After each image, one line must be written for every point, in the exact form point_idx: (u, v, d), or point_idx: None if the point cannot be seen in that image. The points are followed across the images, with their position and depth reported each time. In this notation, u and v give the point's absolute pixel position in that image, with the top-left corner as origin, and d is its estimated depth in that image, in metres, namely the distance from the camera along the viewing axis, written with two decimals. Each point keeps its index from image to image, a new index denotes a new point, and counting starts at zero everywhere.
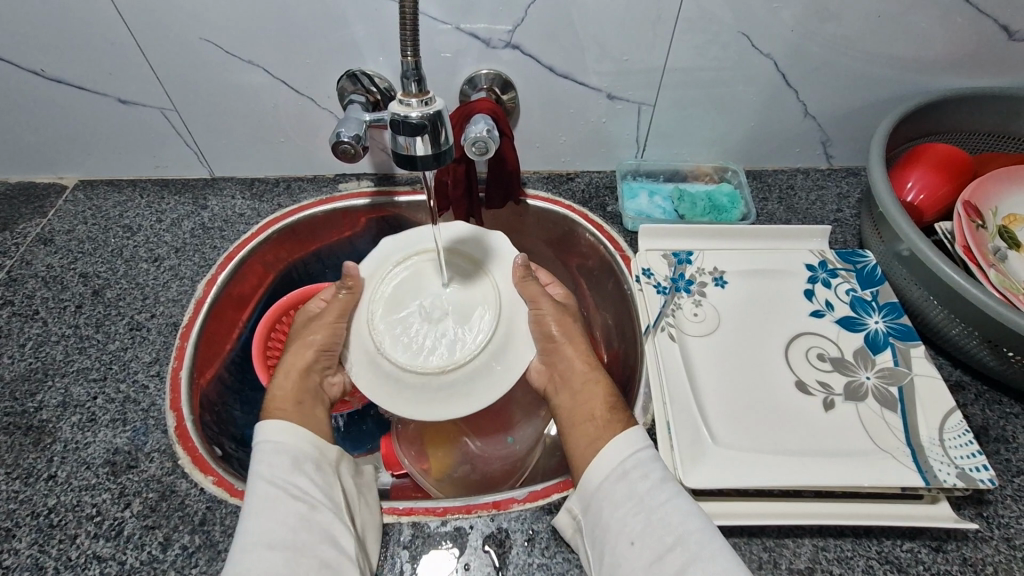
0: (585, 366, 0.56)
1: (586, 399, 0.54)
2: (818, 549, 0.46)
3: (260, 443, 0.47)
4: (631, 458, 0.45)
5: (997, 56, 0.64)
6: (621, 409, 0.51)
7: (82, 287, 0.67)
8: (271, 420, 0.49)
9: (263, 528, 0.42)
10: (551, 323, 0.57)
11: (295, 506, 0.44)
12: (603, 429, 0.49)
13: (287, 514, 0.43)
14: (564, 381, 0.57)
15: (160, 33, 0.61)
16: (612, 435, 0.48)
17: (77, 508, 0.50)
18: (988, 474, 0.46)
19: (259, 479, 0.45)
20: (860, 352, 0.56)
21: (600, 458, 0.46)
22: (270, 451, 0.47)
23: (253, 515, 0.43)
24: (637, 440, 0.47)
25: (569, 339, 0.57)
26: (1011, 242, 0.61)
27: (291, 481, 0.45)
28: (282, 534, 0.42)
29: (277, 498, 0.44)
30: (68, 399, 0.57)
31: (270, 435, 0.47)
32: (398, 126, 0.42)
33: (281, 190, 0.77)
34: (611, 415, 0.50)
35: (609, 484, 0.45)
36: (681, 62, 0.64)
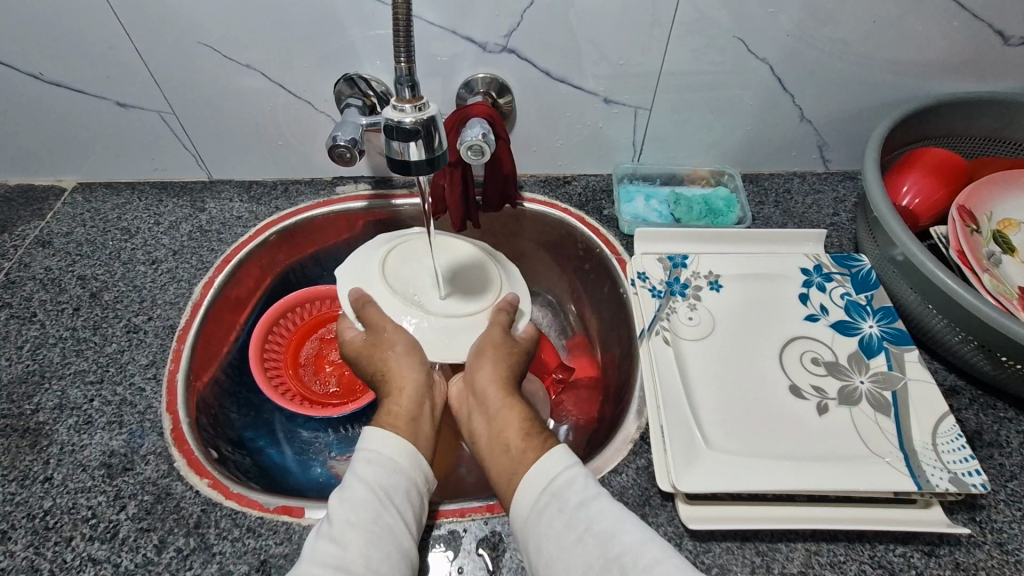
0: (500, 392, 0.53)
1: (502, 426, 0.51)
2: (811, 553, 0.46)
3: (370, 458, 0.47)
4: (549, 488, 0.45)
5: (992, 61, 0.64)
6: (538, 437, 0.49)
7: (79, 290, 0.67)
8: (386, 435, 0.48)
9: (366, 552, 0.41)
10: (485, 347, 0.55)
11: (398, 535, 0.43)
12: (519, 461, 0.48)
13: (389, 542, 0.43)
14: (478, 402, 0.55)
15: (158, 37, 0.61)
16: (533, 461, 0.47)
17: (72, 510, 0.50)
18: (981, 479, 0.46)
19: (369, 496, 0.44)
20: (854, 356, 0.56)
21: (521, 490, 0.45)
22: (381, 468, 0.46)
23: (358, 535, 0.42)
24: (557, 464, 0.46)
25: (490, 360, 0.55)
26: (1005, 246, 0.61)
27: (394, 505, 0.45)
28: (383, 562, 0.41)
29: (384, 523, 0.43)
30: (65, 402, 0.57)
31: (384, 449, 0.47)
32: (391, 132, 0.43)
33: (278, 193, 0.77)
34: (526, 443, 0.49)
35: (534, 515, 0.44)
36: (677, 67, 0.64)
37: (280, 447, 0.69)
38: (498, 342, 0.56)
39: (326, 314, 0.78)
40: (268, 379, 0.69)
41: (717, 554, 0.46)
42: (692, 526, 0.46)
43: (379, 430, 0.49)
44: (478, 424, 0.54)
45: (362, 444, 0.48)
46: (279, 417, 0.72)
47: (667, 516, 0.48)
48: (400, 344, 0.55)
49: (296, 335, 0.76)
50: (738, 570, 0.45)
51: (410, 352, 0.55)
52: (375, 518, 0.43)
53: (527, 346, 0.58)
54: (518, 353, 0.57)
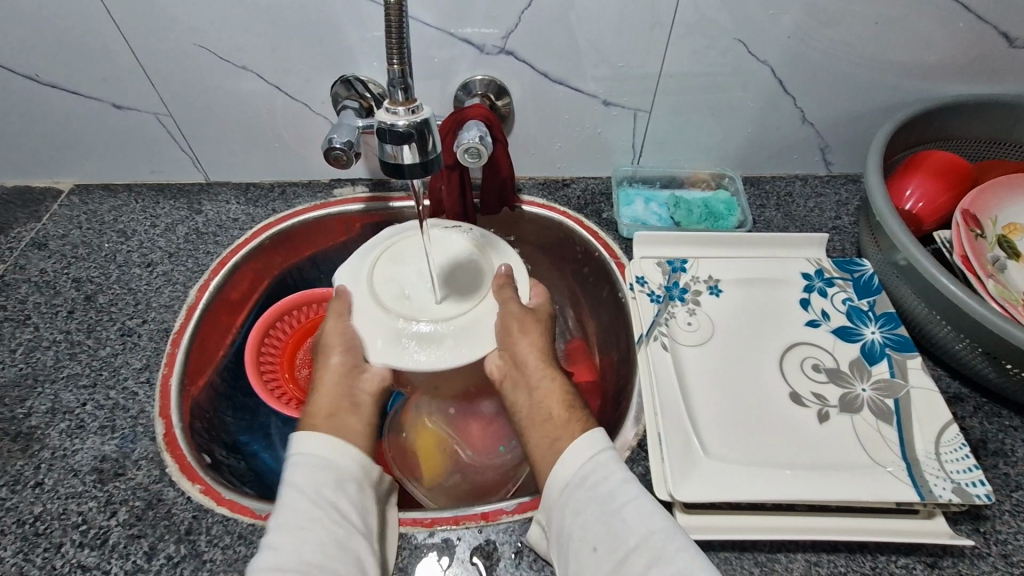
0: (539, 361, 0.54)
1: (544, 396, 0.52)
2: (811, 564, 0.45)
3: (299, 461, 0.46)
4: (593, 459, 0.45)
5: (997, 63, 0.63)
6: (579, 409, 0.50)
7: (74, 292, 0.66)
8: (311, 436, 0.47)
9: (298, 551, 0.41)
10: (513, 325, 0.56)
11: (330, 527, 0.42)
12: (563, 428, 0.49)
13: (322, 536, 0.42)
14: (519, 375, 0.55)
15: (155, 39, 0.61)
16: (570, 441, 0.47)
17: (63, 516, 0.50)
18: (985, 489, 0.45)
19: (299, 497, 0.43)
20: (856, 363, 0.56)
21: (559, 465, 0.45)
22: (309, 467, 0.45)
23: (290, 535, 0.42)
24: (589, 445, 0.46)
25: (521, 334, 0.56)
26: (1010, 251, 0.60)
27: (327, 500, 0.44)
28: (317, 557, 0.41)
29: (316, 519, 0.42)
30: (57, 406, 0.57)
31: (312, 449, 0.46)
32: (384, 135, 0.42)
33: (275, 195, 0.77)
34: (569, 415, 0.50)
35: (572, 486, 0.44)
36: (677, 68, 0.63)
37: (275, 451, 0.69)
38: (521, 316, 0.57)
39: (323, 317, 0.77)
40: (264, 383, 0.69)
41: (716, 564, 0.45)
42: (689, 536, 0.45)
43: (303, 430, 0.48)
44: (518, 395, 0.54)
45: (291, 450, 0.47)
46: (275, 420, 0.71)
47: None
48: (334, 344, 0.56)
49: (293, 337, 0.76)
50: None
51: (348, 352, 0.55)
52: (304, 517, 0.42)
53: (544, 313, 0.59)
54: (542, 323, 0.58)
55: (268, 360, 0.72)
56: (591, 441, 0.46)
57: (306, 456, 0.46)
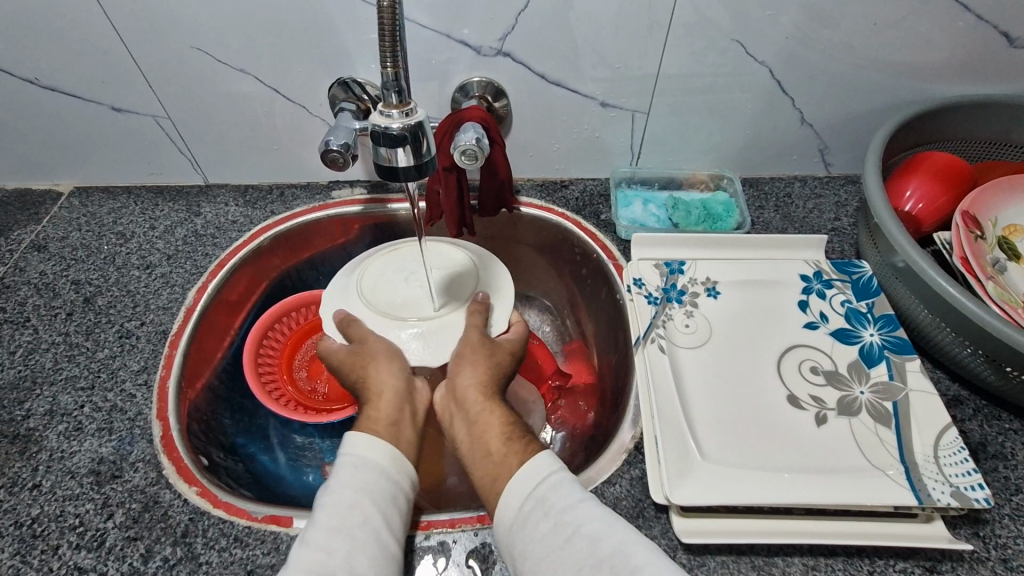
0: (478, 395, 0.54)
1: (484, 428, 0.51)
2: (808, 568, 0.45)
3: (361, 463, 0.46)
4: (534, 494, 0.44)
5: (998, 63, 0.63)
6: (518, 440, 0.49)
7: (74, 294, 0.67)
8: (368, 440, 0.48)
9: (349, 555, 0.40)
10: (467, 354, 0.56)
11: (384, 538, 0.42)
12: (501, 463, 0.47)
13: (374, 546, 0.41)
14: (460, 407, 0.54)
15: (152, 41, 0.61)
16: (519, 463, 0.46)
17: (60, 518, 0.50)
18: (983, 493, 0.45)
19: (357, 501, 0.43)
20: (854, 366, 0.55)
21: (505, 496, 0.44)
22: (371, 472, 0.46)
23: (340, 538, 0.41)
24: (542, 468, 0.45)
25: (469, 362, 0.55)
26: (1010, 253, 0.60)
27: (384, 510, 0.44)
28: (368, 566, 0.40)
29: (371, 527, 0.42)
30: (56, 408, 0.57)
31: (375, 454, 0.47)
32: (378, 138, 0.42)
33: (274, 197, 0.77)
34: (508, 449, 0.48)
35: (518, 524, 0.43)
36: (675, 69, 0.63)
37: (273, 453, 0.69)
38: (478, 343, 0.57)
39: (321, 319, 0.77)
40: (262, 385, 0.69)
41: (712, 567, 0.45)
42: (686, 540, 0.45)
43: (364, 434, 0.48)
44: (458, 429, 0.53)
45: (345, 450, 0.47)
46: (273, 422, 0.71)
47: (662, 528, 0.48)
48: (380, 352, 0.56)
49: (291, 339, 0.76)
50: None
51: (391, 358, 0.56)
52: (360, 523, 0.42)
53: (506, 348, 0.58)
54: (497, 355, 0.57)
55: (266, 362, 0.72)
56: (535, 469, 0.45)
57: (362, 461, 0.46)
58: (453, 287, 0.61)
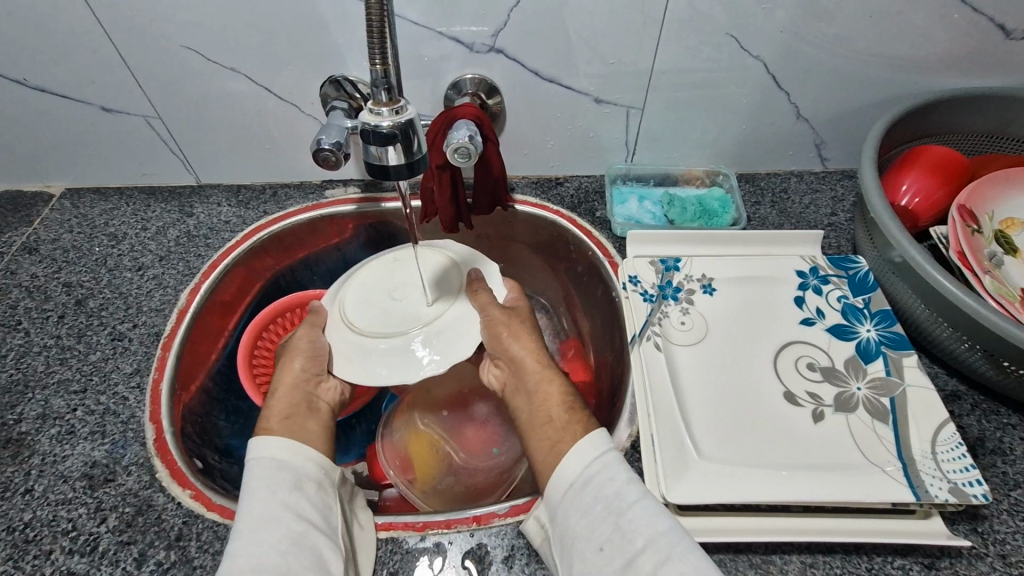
0: (536, 364, 0.54)
1: (544, 397, 0.52)
2: (806, 566, 0.45)
3: (255, 463, 0.45)
4: (582, 474, 0.43)
5: (994, 55, 0.63)
6: (578, 410, 0.49)
7: (65, 297, 0.66)
8: (269, 438, 0.46)
9: (255, 551, 0.40)
10: (502, 326, 0.55)
11: (287, 525, 0.42)
12: (563, 431, 0.48)
13: (278, 534, 0.41)
14: (518, 379, 0.55)
15: (143, 41, 0.61)
16: (575, 437, 0.46)
17: (52, 523, 0.49)
18: (982, 489, 0.45)
19: (255, 498, 0.42)
20: (851, 362, 0.55)
21: (564, 463, 0.44)
22: (267, 467, 0.45)
23: (246, 538, 0.40)
24: (595, 446, 0.45)
25: (511, 333, 0.55)
26: (1008, 247, 0.59)
27: (286, 499, 0.43)
28: (275, 555, 0.40)
29: (273, 517, 0.42)
30: (47, 411, 0.56)
31: (268, 450, 0.46)
32: (368, 136, 0.42)
33: (267, 197, 0.76)
34: (569, 417, 0.49)
35: (567, 496, 0.43)
36: (670, 64, 0.63)
37: None
38: (511, 313, 0.57)
39: None
40: (257, 386, 0.68)
41: None
42: None
43: (259, 435, 0.47)
44: (519, 402, 0.54)
45: (246, 455, 0.46)
46: None
47: None
48: (302, 348, 0.56)
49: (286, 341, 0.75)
50: None
51: (310, 355, 0.55)
52: (263, 518, 0.41)
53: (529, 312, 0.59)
54: (531, 323, 0.58)
55: (261, 363, 0.71)
56: (595, 442, 0.45)
57: (260, 458, 0.45)
58: (441, 280, 0.58)
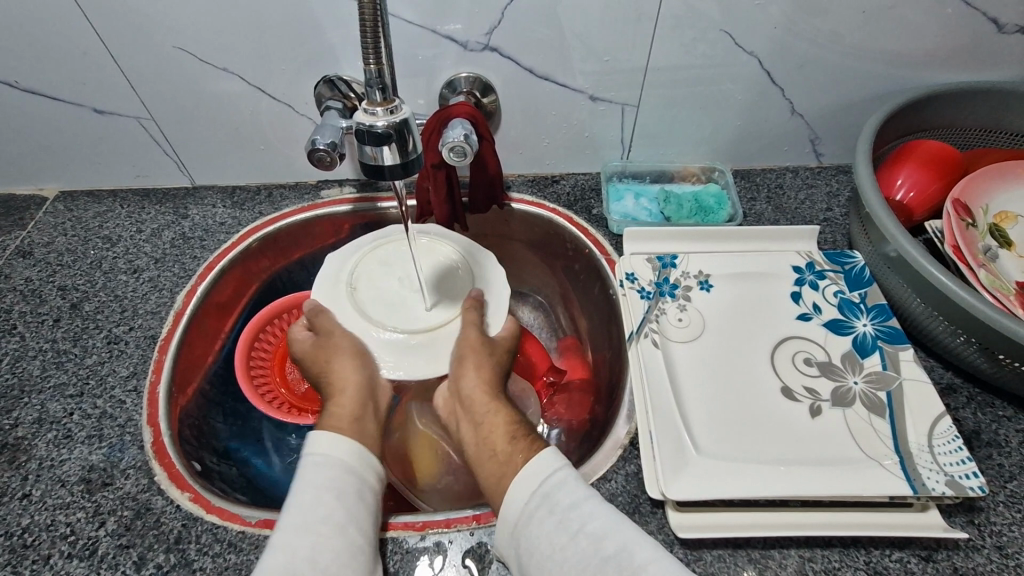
0: (485, 398, 0.53)
1: (490, 428, 0.50)
2: (804, 560, 0.45)
3: (323, 462, 0.47)
4: (540, 491, 0.43)
5: (987, 49, 0.63)
6: (522, 438, 0.48)
7: (60, 301, 0.66)
8: (335, 440, 0.48)
9: (314, 551, 0.41)
10: (471, 355, 0.55)
11: (350, 532, 0.43)
12: (507, 464, 0.47)
13: (338, 540, 0.42)
14: (467, 410, 0.53)
15: (135, 42, 0.60)
16: (526, 458, 0.46)
17: (51, 528, 0.49)
18: (978, 481, 0.45)
19: (319, 499, 0.44)
20: (848, 356, 0.55)
21: (515, 488, 0.44)
22: (335, 471, 0.46)
23: (303, 537, 0.41)
24: (553, 465, 0.45)
25: (473, 365, 0.54)
26: (1002, 240, 0.60)
27: (348, 505, 0.44)
28: (334, 560, 0.41)
29: (337, 522, 0.43)
30: (44, 415, 0.56)
31: (335, 452, 0.47)
32: (363, 136, 0.42)
33: (262, 198, 0.76)
34: (513, 447, 0.48)
35: (525, 519, 0.43)
36: (664, 61, 0.63)
37: (267, 456, 0.68)
38: (477, 345, 0.55)
39: None
40: (255, 388, 0.68)
41: (709, 562, 0.45)
42: (682, 535, 0.45)
43: (331, 435, 0.48)
44: (465, 431, 0.52)
45: (313, 453, 0.47)
46: (267, 425, 0.71)
47: (658, 523, 0.47)
48: (348, 348, 0.56)
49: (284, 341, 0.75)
50: None
51: (358, 353, 0.56)
52: (325, 519, 0.42)
53: (502, 345, 0.57)
54: (496, 356, 0.56)
55: (258, 364, 0.71)
56: (540, 465, 0.45)
57: (326, 461, 0.47)
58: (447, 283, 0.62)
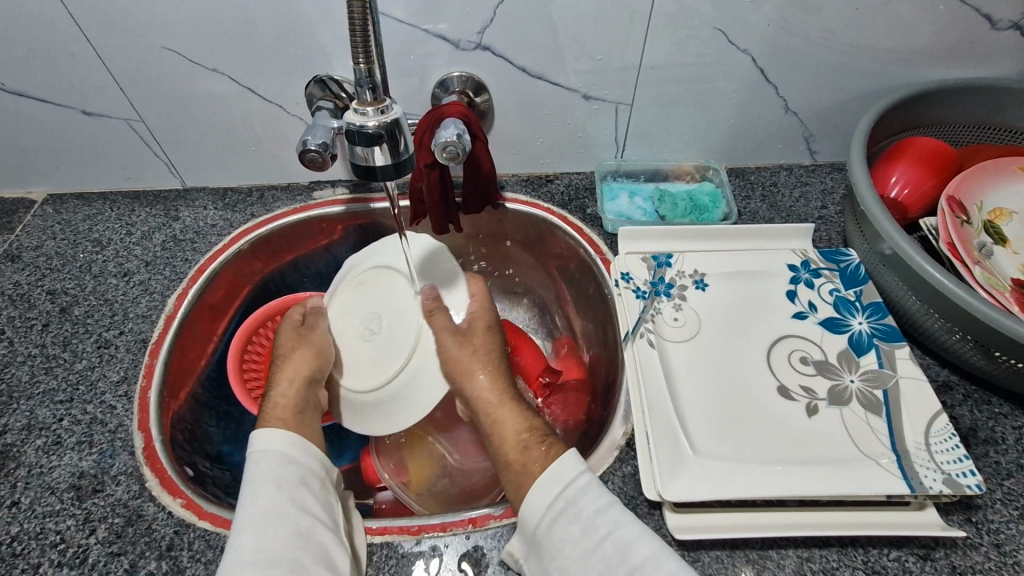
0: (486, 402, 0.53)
1: (501, 437, 0.50)
2: (802, 560, 0.45)
3: (260, 457, 0.46)
4: (562, 496, 0.43)
5: (981, 45, 0.63)
6: (537, 445, 0.47)
7: (49, 305, 0.65)
8: (271, 433, 0.47)
9: (262, 542, 0.41)
10: (460, 363, 0.55)
11: (295, 520, 0.43)
12: (522, 473, 0.46)
13: (286, 529, 0.42)
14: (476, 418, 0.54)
15: (123, 42, 0.59)
16: (544, 465, 0.46)
17: (40, 536, 0.48)
18: (975, 479, 0.45)
19: (263, 493, 0.44)
20: (844, 355, 0.55)
21: (532, 496, 0.44)
22: (272, 462, 0.46)
23: (249, 532, 0.41)
24: (552, 471, 0.44)
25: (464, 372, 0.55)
26: (997, 237, 0.59)
27: (291, 492, 0.44)
28: (283, 549, 0.41)
29: (280, 510, 0.43)
30: (33, 422, 0.56)
31: (273, 445, 0.47)
32: (353, 136, 0.42)
33: (254, 199, 0.75)
34: (527, 456, 0.47)
35: (546, 525, 0.42)
36: (658, 60, 0.62)
37: None
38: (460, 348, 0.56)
39: None
40: (248, 391, 0.68)
41: (707, 563, 0.45)
42: (679, 536, 0.45)
43: (264, 429, 0.48)
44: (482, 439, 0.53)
45: (250, 449, 0.47)
46: None
47: (655, 525, 0.47)
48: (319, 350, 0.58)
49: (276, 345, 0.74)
50: None
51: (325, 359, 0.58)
52: (268, 511, 0.43)
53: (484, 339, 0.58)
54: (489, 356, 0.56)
55: (251, 368, 0.71)
56: (562, 470, 0.44)
57: (263, 454, 0.46)
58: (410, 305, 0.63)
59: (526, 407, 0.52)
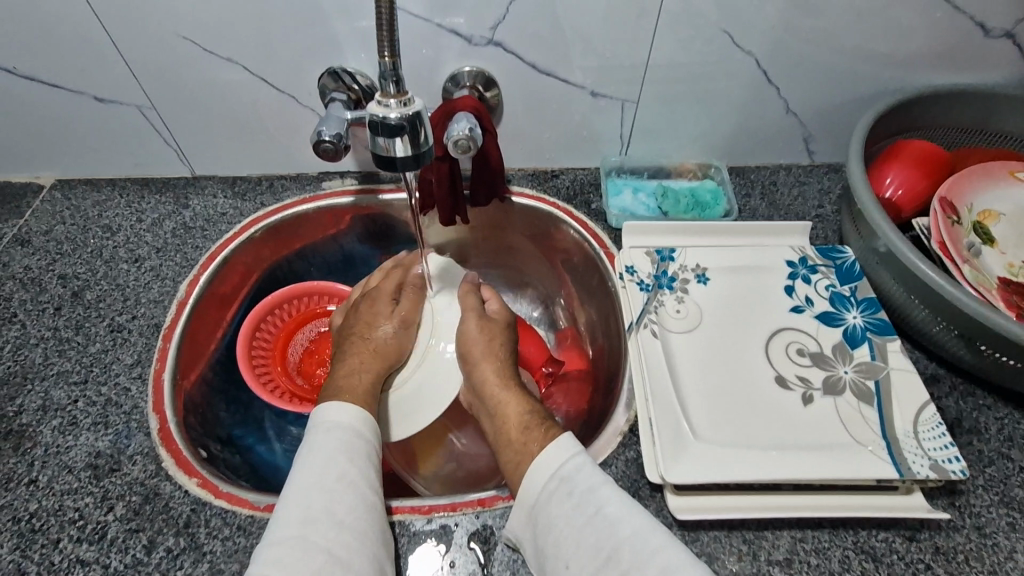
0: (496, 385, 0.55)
1: (502, 418, 0.52)
2: (796, 540, 0.47)
3: (332, 427, 0.48)
4: (557, 474, 0.45)
5: (974, 52, 0.65)
6: (536, 428, 0.50)
7: (61, 289, 0.66)
8: (344, 408, 0.50)
9: (330, 506, 0.43)
10: (476, 348, 0.58)
11: (362, 490, 0.45)
12: (522, 452, 0.48)
13: (354, 496, 0.44)
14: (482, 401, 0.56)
15: (136, 28, 0.60)
16: (540, 446, 0.47)
17: (59, 512, 0.50)
18: (960, 465, 0.48)
19: (334, 459, 0.46)
20: (839, 347, 0.57)
21: (530, 476, 0.46)
22: (344, 434, 0.48)
23: (320, 494, 0.44)
24: (562, 452, 0.46)
25: (484, 360, 0.57)
26: (985, 237, 0.62)
27: (360, 465, 0.46)
28: (349, 514, 0.43)
29: (349, 480, 0.45)
30: (48, 403, 0.57)
31: (346, 419, 0.49)
32: (377, 128, 0.44)
33: (263, 188, 0.76)
34: (527, 436, 0.49)
35: (545, 499, 0.45)
36: (664, 58, 0.64)
37: (269, 444, 0.69)
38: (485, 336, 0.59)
39: (313, 310, 0.77)
40: (256, 375, 0.69)
41: (705, 542, 0.47)
42: (680, 516, 0.47)
43: (334, 402, 0.50)
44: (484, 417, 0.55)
45: (323, 417, 0.49)
46: (268, 414, 0.71)
47: (657, 506, 0.49)
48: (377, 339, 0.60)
49: (282, 334, 0.75)
50: (727, 558, 0.46)
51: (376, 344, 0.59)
52: (339, 478, 0.45)
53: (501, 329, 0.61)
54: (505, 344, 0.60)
55: (259, 354, 0.72)
56: (559, 450, 0.46)
57: (335, 425, 0.48)
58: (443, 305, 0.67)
59: (528, 393, 0.55)
